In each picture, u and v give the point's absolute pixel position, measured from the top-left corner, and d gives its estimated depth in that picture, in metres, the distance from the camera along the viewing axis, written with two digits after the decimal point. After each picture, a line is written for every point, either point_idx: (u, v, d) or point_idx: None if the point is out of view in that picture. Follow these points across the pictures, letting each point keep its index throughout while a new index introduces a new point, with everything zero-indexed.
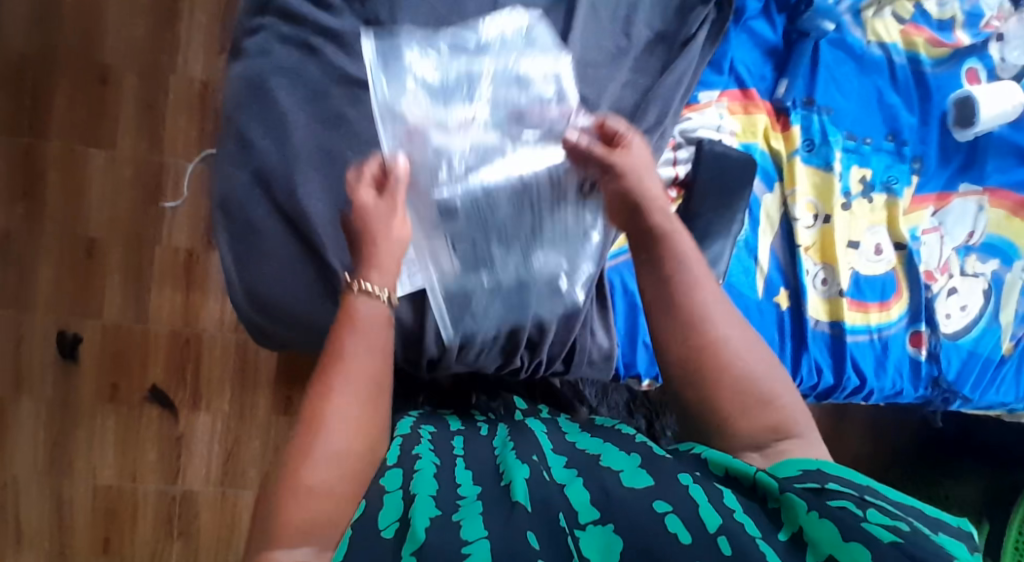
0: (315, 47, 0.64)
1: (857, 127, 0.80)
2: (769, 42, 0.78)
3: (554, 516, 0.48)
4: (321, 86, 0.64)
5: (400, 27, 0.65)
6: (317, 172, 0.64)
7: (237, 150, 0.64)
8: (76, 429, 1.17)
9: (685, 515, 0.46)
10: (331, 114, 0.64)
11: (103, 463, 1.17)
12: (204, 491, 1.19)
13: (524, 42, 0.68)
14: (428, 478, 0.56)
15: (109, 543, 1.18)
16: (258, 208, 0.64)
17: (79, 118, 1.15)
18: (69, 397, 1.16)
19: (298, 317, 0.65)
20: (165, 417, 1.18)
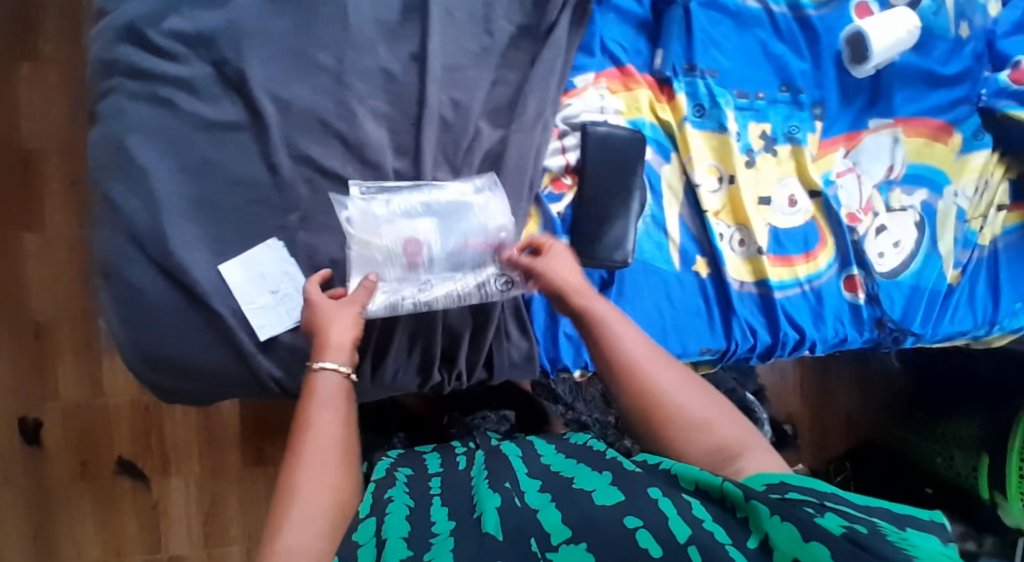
0: (167, 98, 0.66)
1: (746, 83, 0.78)
2: (637, 16, 0.77)
3: (526, 545, 0.46)
4: (177, 132, 0.66)
5: (248, 64, 0.66)
6: (190, 220, 0.66)
7: (107, 211, 0.65)
8: (56, 515, 1.16)
9: (655, 526, 0.44)
10: (194, 161, 0.66)
11: (87, 542, 1.17)
12: (189, 554, 1.18)
13: (381, 58, 0.68)
14: (399, 518, 0.52)
15: None
16: (137, 268, 0.64)
17: (8, 208, 1.14)
18: (42, 485, 1.16)
19: (197, 369, 0.66)
20: (139, 487, 1.17)
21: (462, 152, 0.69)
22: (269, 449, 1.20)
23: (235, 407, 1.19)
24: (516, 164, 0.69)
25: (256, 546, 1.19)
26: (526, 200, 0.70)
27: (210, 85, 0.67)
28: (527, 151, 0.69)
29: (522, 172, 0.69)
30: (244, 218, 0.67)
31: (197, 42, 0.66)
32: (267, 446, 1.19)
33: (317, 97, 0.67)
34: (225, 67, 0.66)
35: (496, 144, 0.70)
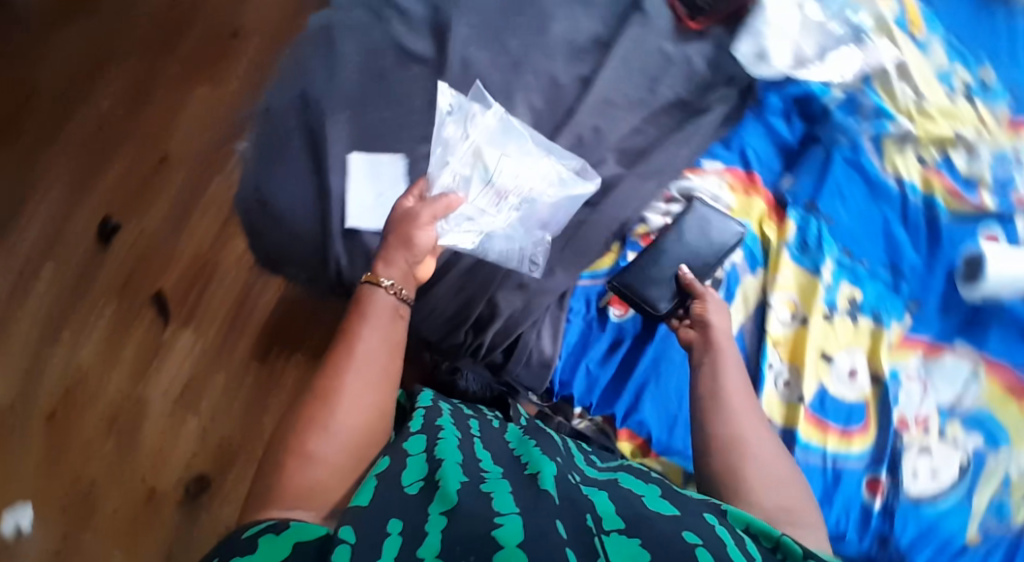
0: (384, 15, 0.79)
1: (855, 245, 0.83)
2: (785, 140, 0.86)
3: (582, 519, 0.51)
4: (377, 44, 0.78)
5: (456, 21, 0.79)
6: (347, 110, 0.76)
7: (295, 74, 0.78)
8: (77, 306, 1.26)
9: (712, 549, 0.47)
10: (375, 68, 0.77)
11: (86, 344, 1.25)
12: (158, 404, 1.24)
13: (556, 68, 0.79)
14: (456, 459, 0.58)
15: (54, 416, 1.24)
16: (291, 122, 0.77)
17: (201, 60, 1.35)
18: (85, 279, 1.27)
19: (286, 220, 0.76)
20: (157, 323, 1.27)
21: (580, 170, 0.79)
22: (274, 353, 1.26)
23: (268, 304, 1.28)
24: (620, 201, 0.79)
25: (215, 430, 1.24)
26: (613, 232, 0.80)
27: (421, 22, 0.79)
28: (634, 197, 0.79)
29: (623, 208, 0.79)
30: (388, 127, 0.76)
31: None
32: (273, 350, 1.26)
33: (492, 70, 0.78)
34: (439, 14, 0.79)
35: (612, 179, 0.80)
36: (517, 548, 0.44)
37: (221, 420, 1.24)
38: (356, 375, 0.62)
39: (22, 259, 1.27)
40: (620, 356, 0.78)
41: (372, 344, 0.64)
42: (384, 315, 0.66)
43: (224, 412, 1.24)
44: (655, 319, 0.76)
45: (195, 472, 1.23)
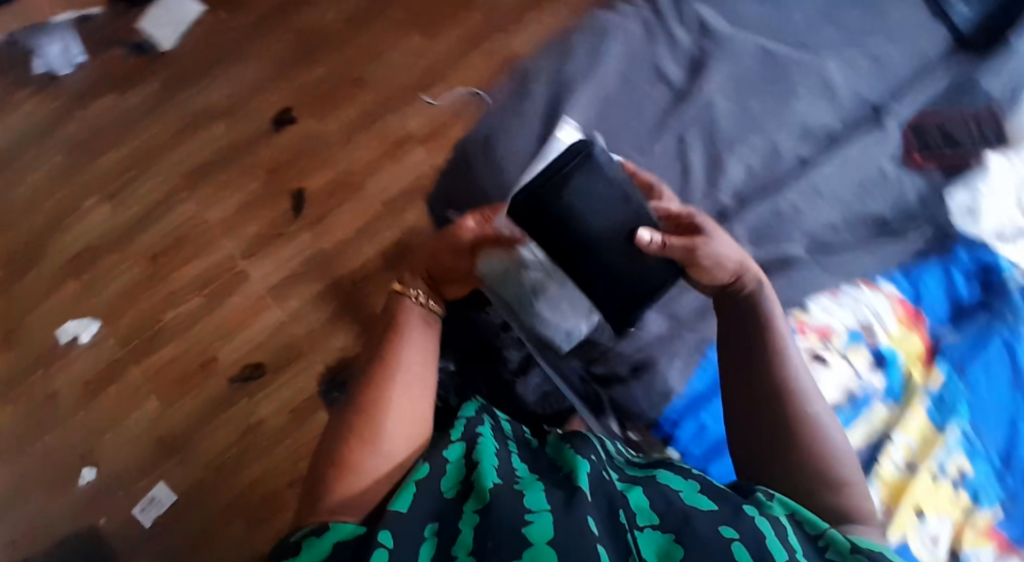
0: (656, 35, 0.87)
1: (993, 427, 0.77)
2: (962, 298, 0.83)
3: (616, 515, 0.56)
4: (639, 56, 0.86)
5: (713, 66, 0.85)
6: (590, 99, 0.84)
7: (561, 53, 0.87)
8: (226, 171, 1.33)
9: (748, 545, 0.51)
10: (629, 77, 0.86)
11: (218, 207, 1.32)
12: (255, 284, 1.31)
13: (780, 141, 0.84)
14: (490, 454, 0.62)
15: (161, 255, 1.30)
16: (539, 91, 0.85)
17: (429, 13, 1.42)
18: (243, 151, 1.34)
19: (499, 166, 0.83)
20: (285, 215, 1.33)
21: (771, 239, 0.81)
22: (370, 287, 1.29)
23: (385, 242, 1.31)
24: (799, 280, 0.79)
25: (290, 329, 1.29)
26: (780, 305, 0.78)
27: (683, 55, 0.86)
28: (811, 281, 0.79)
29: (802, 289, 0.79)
30: (616, 128, 0.84)
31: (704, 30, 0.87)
32: (371, 284, 1.29)
33: (726, 118, 0.83)
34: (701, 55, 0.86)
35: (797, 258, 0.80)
36: (547, 548, 0.50)
37: (300, 322, 1.29)
38: (399, 379, 0.65)
39: (196, 111, 1.34)
40: None
41: (409, 344, 0.67)
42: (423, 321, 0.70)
43: (306, 317, 1.29)
44: None
45: (258, 355, 1.28)
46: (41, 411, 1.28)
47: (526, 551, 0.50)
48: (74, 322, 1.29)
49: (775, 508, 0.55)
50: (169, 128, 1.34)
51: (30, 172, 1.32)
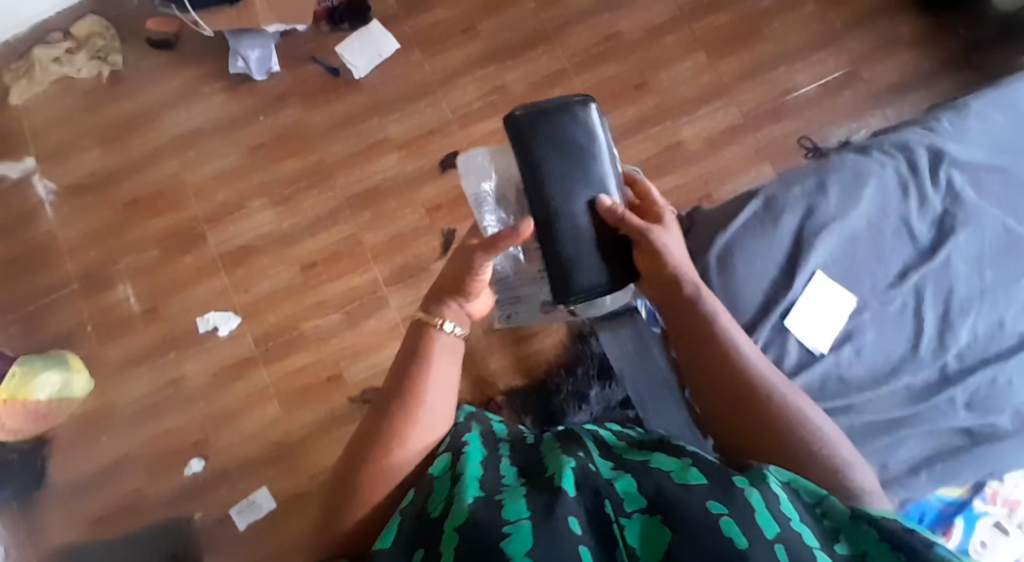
0: (907, 190, 0.88)
1: None
2: None
3: (605, 503, 0.59)
4: (888, 208, 0.88)
5: (959, 234, 0.86)
6: (834, 241, 0.88)
7: (811, 187, 0.89)
8: (389, 198, 1.39)
9: (735, 517, 0.54)
10: (875, 226, 0.88)
11: (376, 231, 1.38)
12: (393, 313, 1.33)
13: (1008, 317, 0.85)
14: (471, 463, 0.69)
15: (314, 267, 1.36)
16: (783, 219, 0.88)
17: (606, 88, 1.45)
18: (409, 184, 1.40)
19: (735, 284, 0.87)
20: (436, 253, 1.36)
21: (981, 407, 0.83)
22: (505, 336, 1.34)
23: None
24: (994, 457, 0.82)
25: None
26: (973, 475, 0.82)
27: (930, 215, 0.88)
28: (1005, 459, 0.82)
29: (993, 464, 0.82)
30: (854, 274, 0.87)
31: (954, 195, 0.88)
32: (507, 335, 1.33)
33: (960, 285, 0.85)
34: (947, 218, 0.87)
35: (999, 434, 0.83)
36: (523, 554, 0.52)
37: None
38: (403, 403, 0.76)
39: (372, 140, 1.42)
40: None
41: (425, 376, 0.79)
42: (448, 352, 0.81)
43: None
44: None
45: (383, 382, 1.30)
46: (165, 394, 1.30)
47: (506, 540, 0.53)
48: (217, 313, 1.33)
49: (771, 479, 0.61)
50: (347, 150, 1.41)
51: (211, 162, 1.40)
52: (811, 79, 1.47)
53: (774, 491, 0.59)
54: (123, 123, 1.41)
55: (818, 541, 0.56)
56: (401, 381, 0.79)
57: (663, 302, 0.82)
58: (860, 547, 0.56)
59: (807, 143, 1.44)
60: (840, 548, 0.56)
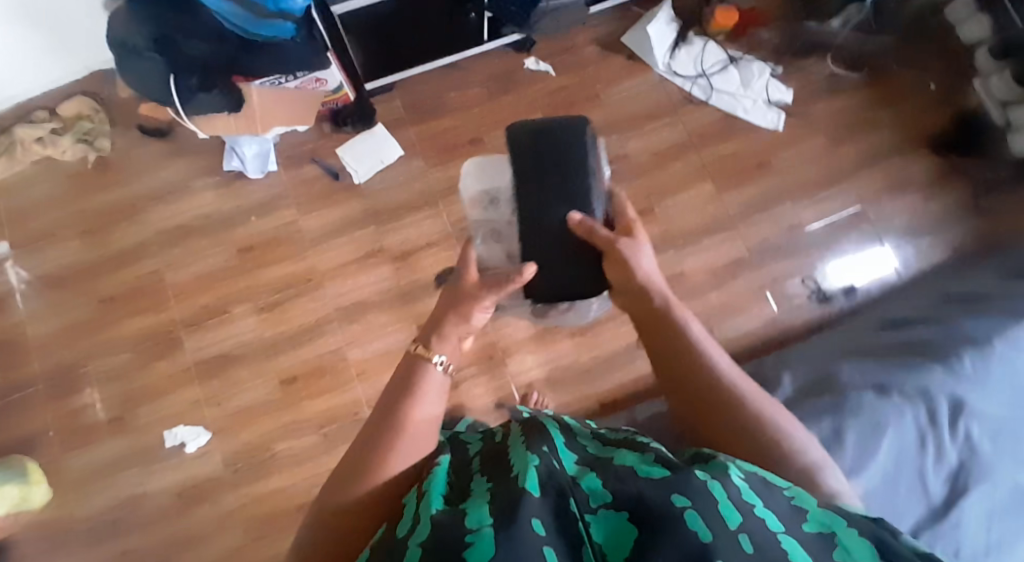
0: (927, 441, 0.84)
1: None
2: None
3: (570, 502, 0.51)
4: (908, 458, 0.83)
5: (973, 497, 0.81)
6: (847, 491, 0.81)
7: (828, 429, 0.85)
8: (378, 313, 1.34)
9: (699, 513, 0.48)
10: (892, 479, 0.82)
11: (361, 347, 1.32)
12: None
13: None
14: (443, 471, 0.60)
15: (292, 382, 1.30)
16: None
17: None
18: (400, 299, 1.34)
19: None
20: None
21: None
22: None
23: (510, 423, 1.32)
24: None
25: None
26: None
27: (947, 471, 0.83)
28: None
29: None
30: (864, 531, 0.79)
31: (973, 452, 0.84)
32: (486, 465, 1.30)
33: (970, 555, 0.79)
34: (962, 476, 0.83)
35: None
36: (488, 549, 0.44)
37: None
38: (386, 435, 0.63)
39: (366, 251, 1.36)
40: None
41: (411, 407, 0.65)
42: (439, 389, 0.67)
43: None
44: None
45: None
46: (125, 510, 1.23)
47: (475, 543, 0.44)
48: (186, 428, 1.27)
49: (731, 470, 0.55)
50: (338, 258, 1.36)
51: (194, 264, 1.34)
52: (818, 215, 1.43)
53: (739, 484, 0.53)
54: (108, 213, 1.35)
55: (783, 526, 0.50)
56: (372, 433, 0.64)
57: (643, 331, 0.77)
58: (819, 528, 0.51)
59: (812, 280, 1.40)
60: (811, 526, 0.51)
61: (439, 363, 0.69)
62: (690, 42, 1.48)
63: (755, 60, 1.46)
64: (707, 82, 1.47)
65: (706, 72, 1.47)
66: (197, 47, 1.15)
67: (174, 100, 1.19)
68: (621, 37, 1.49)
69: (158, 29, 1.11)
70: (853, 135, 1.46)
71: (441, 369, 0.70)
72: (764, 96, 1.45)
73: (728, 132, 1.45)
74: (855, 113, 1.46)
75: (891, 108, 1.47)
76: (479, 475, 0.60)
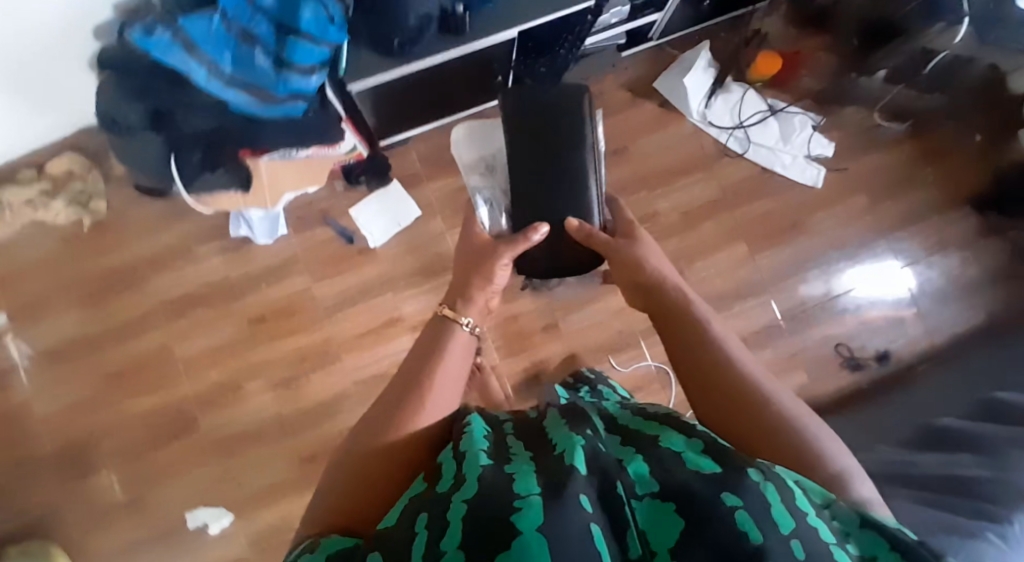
0: None
1: None
2: None
3: (615, 483, 0.46)
4: None
5: None
6: None
7: None
8: None
9: (751, 514, 0.42)
10: None
11: None
12: None
13: None
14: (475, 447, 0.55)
15: (312, 460, 1.27)
16: None
17: None
18: None
19: None
20: None
21: None
22: None
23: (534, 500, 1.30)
24: None
25: None
26: None
27: None
28: None
29: None
30: None
31: None
32: None
33: None
34: None
35: None
36: (537, 540, 0.40)
37: None
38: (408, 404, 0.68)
39: (385, 321, 1.30)
40: None
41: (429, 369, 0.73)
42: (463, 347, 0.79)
43: None
44: None
45: None
46: None
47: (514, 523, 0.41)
48: (205, 509, 1.25)
49: (784, 477, 0.48)
50: (355, 328, 1.30)
51: (202, 336, 1.27)
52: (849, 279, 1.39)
53: (781, 478, 0.47)
54: (110, 281, 1.27)
55: (832, 535, 0.44)
56: (403, 381, 0.72)
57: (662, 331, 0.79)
58: (869, 551, 0.44)
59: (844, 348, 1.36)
60: (859, 549, 0.44)
61: (464, 324, 0.82)
62: (728, 89, 1.37)
63: (796, 110, 1.38)
64: (744, 134, 1.38)
65: (743, 123, 1.37)
66: (197, 125, 1.04)
67: (174, 173, 1.10)
68: (654, 83, 1.39)
69: (155, 103, 1.00)
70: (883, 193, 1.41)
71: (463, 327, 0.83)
72: (804, 152, 1.39)
73: (758, 188, 1.39)
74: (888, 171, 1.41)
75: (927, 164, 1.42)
76: (521, 447, 0.56)
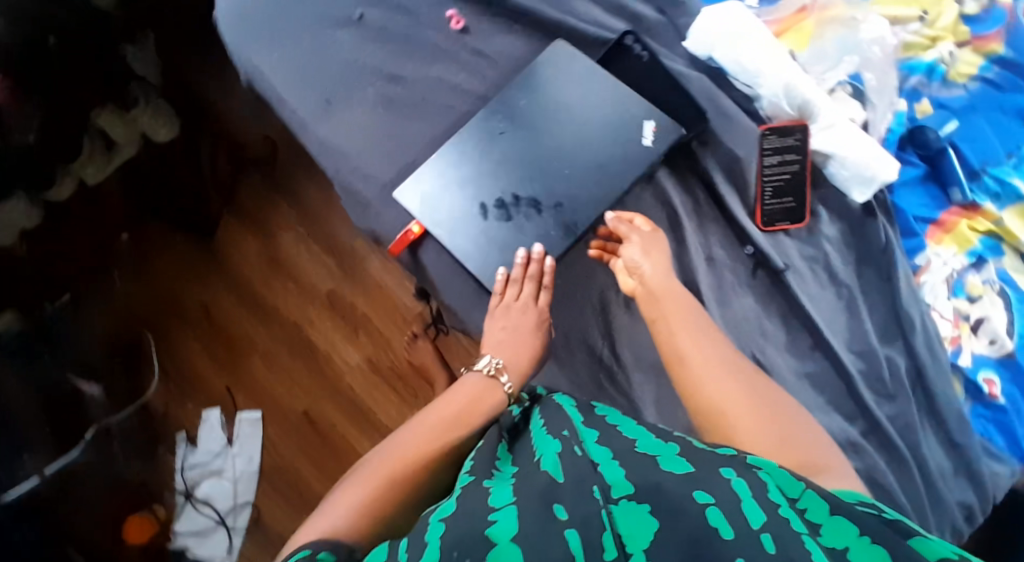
0: None
1: (985, 152, 0.82)
2: (926, 201, 0.83)
3: (587, 492, 0.48)
4: None
5: None
6: None
7: None
8: None
9: (722, 506, 0.46)
10: None
11: None
12: None
13: (809, 392, 0.78)
14: (502, 443, 0.61)
15: None
16: None
17: None
18: None
19: None
20: None
21: (889, 382, 0.79)
22: None
23: None
24: (943, 393, 0.79)
25: None
26: (944, 411, 0.80)
27: None
28: (910, 408, 0.79)
29: (949, 395, 0.79)
30: None
31: None
32: None
33: None
34: None
35: (909, 404, 0.79)
36: (514, 547, 0.42)
37: None
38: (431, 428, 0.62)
39: None
40: (1002, 386, 0.81)
41: (460, 417, 0.63)
42: (442, 420, 0.63)
43: None
44: (977, 395, 0.81)
45: None
46: None
47: (490, 558, 0.42)
48: None
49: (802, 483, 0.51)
50: None
51: None
52: (341, 334, 1.20)
53: (766, 475, 0.51)
54: None
55: (807, 528, 0.47)
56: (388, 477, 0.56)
57: (656, 303, 0.69)
58: (843, 542, 0.46)
59: (416, 328, 1.20)
60: (828, 542, 0.46)
61: (484, 368, 0.68)
62: (188, 552, 1.10)
63: (185, 470, 1.14)
64: (235, 510, 1.13)
65: (223, 516, 1.12)
66: None
67: None
68: None
69: None
70: (231, 321, 1.21)
71: (483, 371, 0.68)
72: (223, 446, 1.16)
73: (288, 474, 1.16)
74: (200, 325, 1.21)
75: (178, 271, 1.23)
76: (511, 464, 0.56)
